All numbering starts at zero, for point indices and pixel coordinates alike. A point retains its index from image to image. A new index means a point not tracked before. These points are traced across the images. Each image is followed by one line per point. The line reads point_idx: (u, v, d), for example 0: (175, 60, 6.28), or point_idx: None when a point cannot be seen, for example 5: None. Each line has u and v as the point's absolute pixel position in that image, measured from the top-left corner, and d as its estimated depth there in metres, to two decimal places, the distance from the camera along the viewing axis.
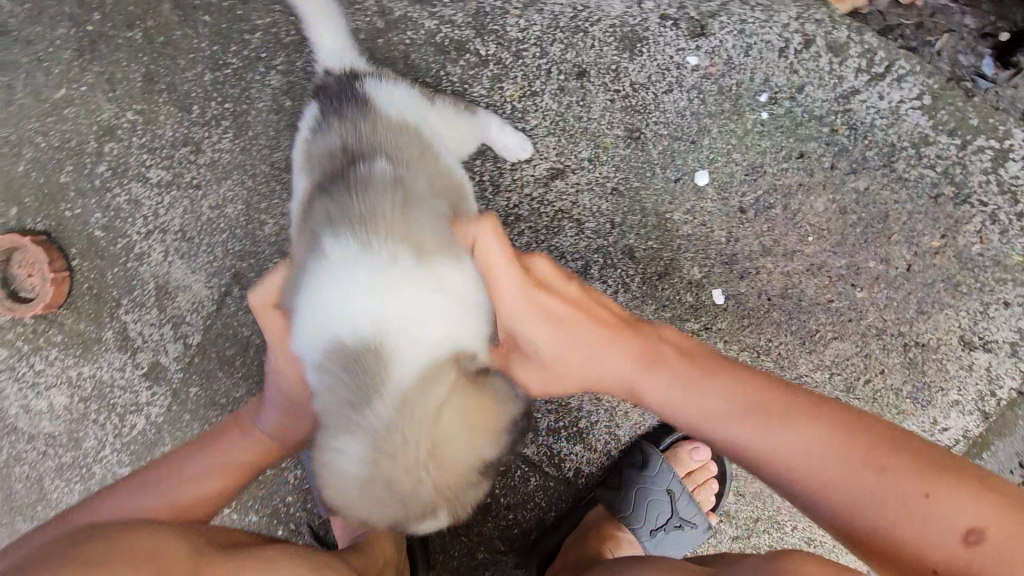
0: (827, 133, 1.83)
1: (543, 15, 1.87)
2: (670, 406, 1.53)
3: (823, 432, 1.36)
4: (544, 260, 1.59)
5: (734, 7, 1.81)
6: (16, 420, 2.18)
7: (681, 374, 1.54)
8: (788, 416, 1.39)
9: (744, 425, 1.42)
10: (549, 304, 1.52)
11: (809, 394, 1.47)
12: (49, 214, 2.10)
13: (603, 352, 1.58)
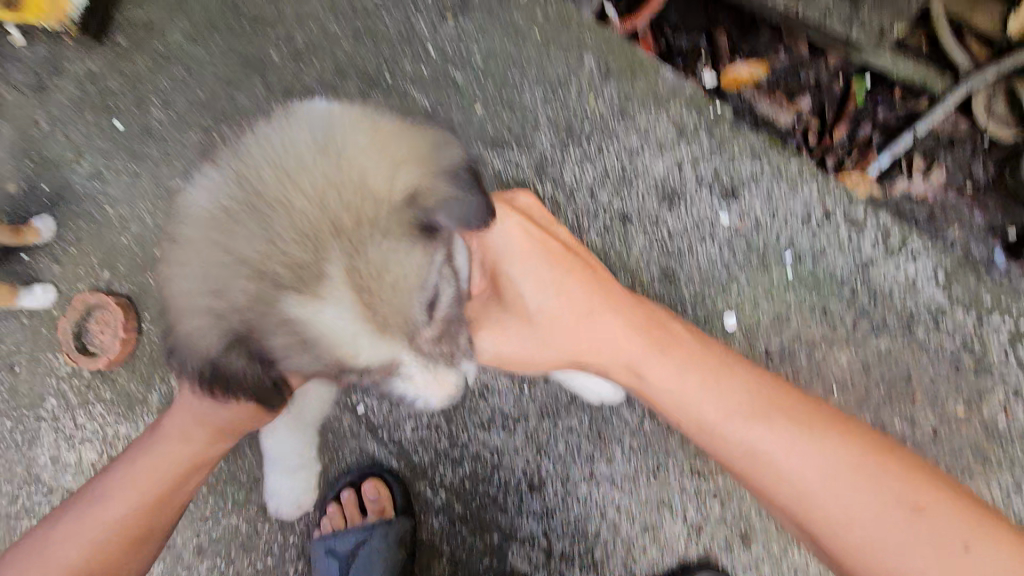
0: (848, 294, 1.98)
1: (596, 168, 2.17)
2: (687, 392, 1.65)
3: (835, 440, 1.52)
4: (533, 202, 1.76)
5: (765, 179, 2.07)
6: (41, 471, 2.28)
7: (699, 365, 1.68)
8: (782, 409, 1.58)
9: (744, 411, 1.57)
10: (542, 239, 1.66)
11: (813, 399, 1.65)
12: (135, 280, 2.34)
13: (605, 314, 1.70)
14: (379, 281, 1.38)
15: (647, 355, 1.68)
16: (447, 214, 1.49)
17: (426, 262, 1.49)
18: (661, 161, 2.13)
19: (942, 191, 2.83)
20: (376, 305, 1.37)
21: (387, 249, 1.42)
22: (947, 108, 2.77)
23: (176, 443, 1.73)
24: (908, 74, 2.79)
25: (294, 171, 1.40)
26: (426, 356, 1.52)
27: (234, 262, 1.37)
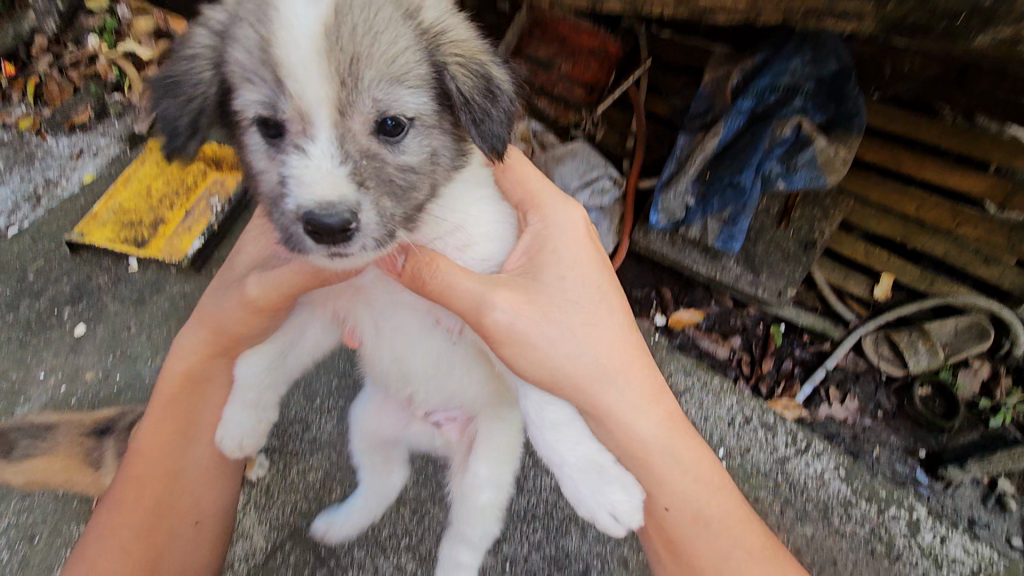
0: (772, 485, 2.29)
1: None
2: (678, 471, 1.72)
3: (775, 545, 1.75)
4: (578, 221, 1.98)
5: (696, 390, 2.55)
6: None
7: (690, 448, 1.79)
8: (742, 505, 1.80)
9: (714, 499, 1.76)
10: (595, 272, 1.85)
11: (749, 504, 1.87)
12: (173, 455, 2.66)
13: (636, 373, 1.78)
14: (371, 23, 1.49)
15: (663, 416, 1.78)
16: (461, 88, 1.68)
17: (399, 77, 1.52)
18: None
19: (858, 416, 3.38)
20: (349, 35, 1.44)
21: (394, 24, 1.55)
22: (845, 350, 3.49)
23: (173, 377, 1.99)
24: (809, 322, 3.62)
25: None
26: (341, 144, 1.45)
27: None
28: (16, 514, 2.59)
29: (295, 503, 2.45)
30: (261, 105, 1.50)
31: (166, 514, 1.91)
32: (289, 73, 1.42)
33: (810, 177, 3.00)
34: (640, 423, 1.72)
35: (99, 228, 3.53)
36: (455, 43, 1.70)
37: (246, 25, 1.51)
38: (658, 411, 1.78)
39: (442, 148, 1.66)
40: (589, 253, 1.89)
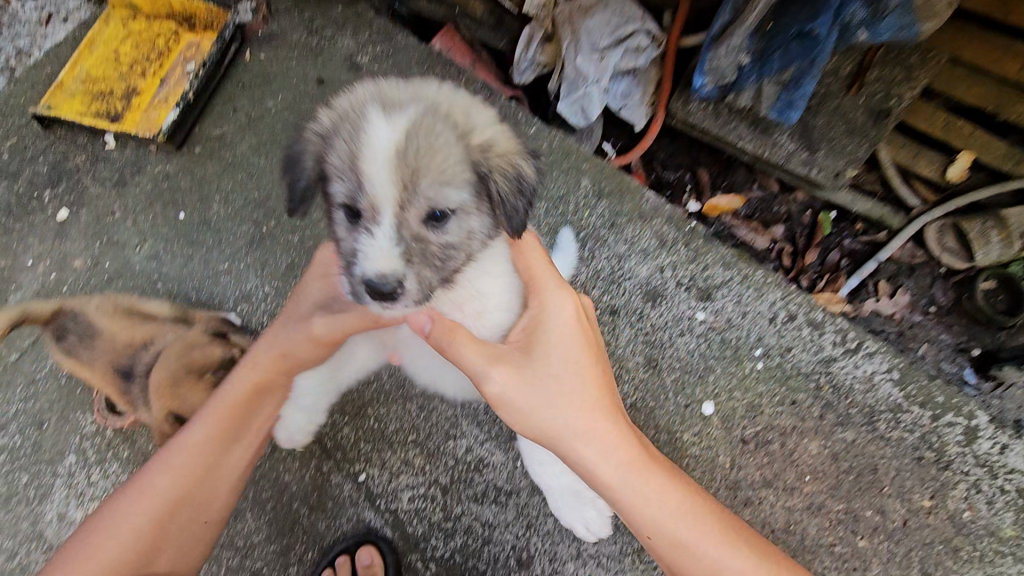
0: (813, 388, 2.06)
1: (588, 268, 2.35)
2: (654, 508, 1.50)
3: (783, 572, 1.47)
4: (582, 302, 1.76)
5: (735, 284, 2.24)
6: (44, 527, 2.32)
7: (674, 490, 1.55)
8: (740, 533, 1.53)
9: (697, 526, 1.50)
10: (588, 337, 1.64)
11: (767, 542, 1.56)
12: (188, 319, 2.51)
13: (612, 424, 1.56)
14: (430, 136, 1.38)
15: (653, 466, 1.57)
16: (503, 181, 1.51)
17: (456, 185, 1.41)
18: (644, 265, 2.32)
19: (908, 312, 3.08)
20: (411, 153, 1.35)
21: (449, 136, 1.43)
22: (902, 242, 3.10)
23: (237, 389, 1.74)
24: (865, 209, 3.19)
25: (445, 91, 1.58)
26: (400, 235, 1.36)
27: (375, 87, 1.54)
28: (22, 401, 2.53)
29: None
30: (348, 194, 1.42)
31: (178, 516, 1.70)
32: (370, 183, 1.35)
33: (900, 24, 2.41)
34: (628, 482, 1.52)
35: (68, 101, 3.13)
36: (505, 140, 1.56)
37: (339, 140, 1.45)
38: (645, 460, 1.57)
39: (480, 229, 1.50)
40: (585, 324, 1.66)
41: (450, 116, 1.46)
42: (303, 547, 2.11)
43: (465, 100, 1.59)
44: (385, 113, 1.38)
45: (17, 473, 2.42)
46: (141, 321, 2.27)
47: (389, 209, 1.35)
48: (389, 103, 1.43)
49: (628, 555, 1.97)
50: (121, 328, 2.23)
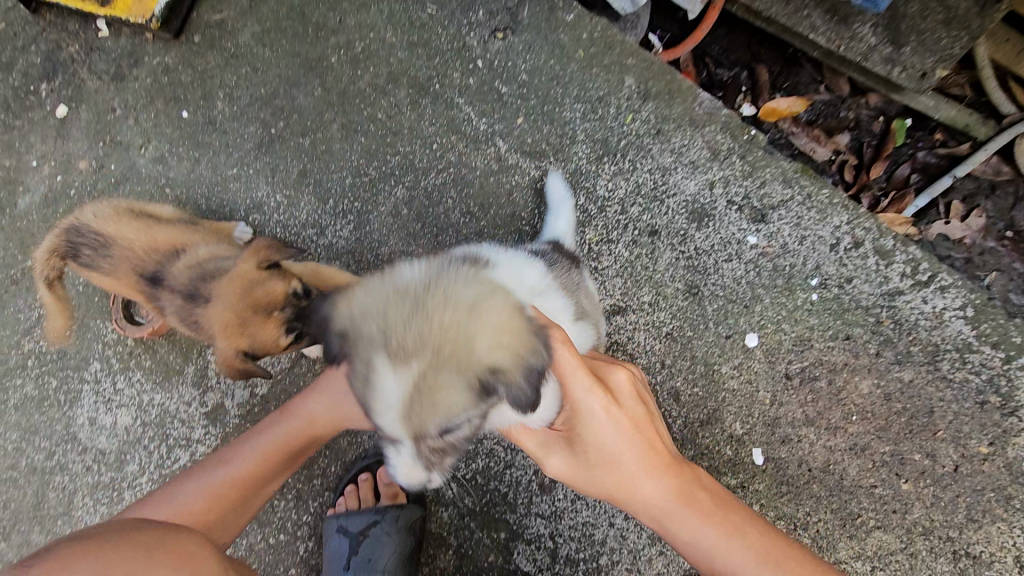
0: (872, 323, 1.86)
1: (628, 183, 2.11)
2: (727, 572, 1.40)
3: None
4: (625, 374, 1.48)
5: (795, 204, 1.98)
6: (79, 430, 2.39)
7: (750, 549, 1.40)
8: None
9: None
10: (626, 413, 1.43)
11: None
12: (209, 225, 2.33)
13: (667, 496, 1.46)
14: (425, 397, 1.28)
15: (724, 523, 1.44)
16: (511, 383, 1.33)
17: (461, 404, 1.33)
18: (691, 180, 2.06)
19: (982, 237, 2.47)
20: (413, 411, 1.29)
21: (444, 382, 1.29)
22: (989, 153, 2.48)
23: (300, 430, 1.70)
24: (952, 115, 2.50)
25: (442, 295, 1.33)
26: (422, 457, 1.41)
27: (370, 305, 1.37)
28: (43, 308, 2.52)
29: None
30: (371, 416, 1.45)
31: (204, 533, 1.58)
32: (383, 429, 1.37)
33: None
34: (704, 547, 1.43)
35: None
36: (496, 295, 1.39)
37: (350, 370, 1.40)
38: (714, 513, 1.46)
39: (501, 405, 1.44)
40: (620, 394, 1.45)
41: (433, 302, 1.32)
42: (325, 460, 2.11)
43: (465, 306, 1.33)
44: (382, 374, 1.28)
45: (47, 377, 2.46)
46: (158, 227, 2.10)
47: (406, 438, 1.34)
48: (379, 354, 1.28)
49: None
50: (139, 235, 2.07)
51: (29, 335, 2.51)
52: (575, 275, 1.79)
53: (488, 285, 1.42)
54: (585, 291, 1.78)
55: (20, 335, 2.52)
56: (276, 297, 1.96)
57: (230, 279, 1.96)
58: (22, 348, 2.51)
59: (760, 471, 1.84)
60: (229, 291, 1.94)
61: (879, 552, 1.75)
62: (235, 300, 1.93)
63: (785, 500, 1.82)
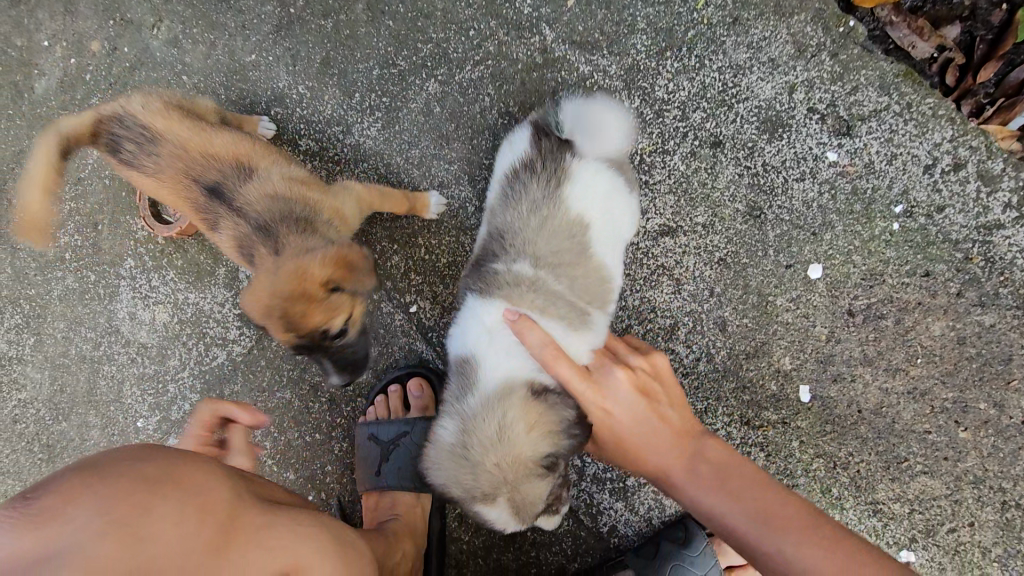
0: (960, 260, 1.64)
1: (693, 83, 1.82)
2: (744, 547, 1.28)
3: None
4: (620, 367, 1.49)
5: (890, 116, 1.68)
6: (121, 324, 2.45)
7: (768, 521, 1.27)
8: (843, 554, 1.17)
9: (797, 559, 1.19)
10: (619, 399, 1.45)
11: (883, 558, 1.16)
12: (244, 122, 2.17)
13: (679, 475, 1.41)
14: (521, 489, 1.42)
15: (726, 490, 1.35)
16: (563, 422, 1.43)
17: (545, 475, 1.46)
18: (769, 82, 1.77)
19: None
20: (525, 505, 1.43)
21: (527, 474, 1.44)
22: None
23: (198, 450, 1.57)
24: None
25: (471, 426, 1.47)
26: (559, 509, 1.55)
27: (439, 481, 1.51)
28: (74, 201, 2.49)
29: None
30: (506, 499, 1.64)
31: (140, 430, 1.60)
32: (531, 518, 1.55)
33: None
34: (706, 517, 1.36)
35: None
36: (503, 413, 1.46)
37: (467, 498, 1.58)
38: (717, 480, 1.37)
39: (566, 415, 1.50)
40: (612, 382, 1.47)
41: (466, 443, 1.45)
42: (359, 368, 2.13)
43: (487, 413, 1.46)
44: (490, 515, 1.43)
45: (85, 271, 2.48)
46: (215, 130, 1.87)
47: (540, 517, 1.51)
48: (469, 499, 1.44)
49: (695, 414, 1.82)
50: (192, 138, 1.83)
51: (63, 229, 2.51)
52: (539, 223, 1.59)
53: (495, 401, 1.48)
54: (558, 257, 1.57)
55: (55, 228, 2.52)
56: (307, 323, 1.71)
57: (282, 259, 1.74)
58: (58, 242, 2.52)
59: (805, 409, 1.75)
60: (277, 276, 1.71)
61: (921, 496, 1.69)
62: (266, 291, 1.70)
63: (828, 439, 1.74)
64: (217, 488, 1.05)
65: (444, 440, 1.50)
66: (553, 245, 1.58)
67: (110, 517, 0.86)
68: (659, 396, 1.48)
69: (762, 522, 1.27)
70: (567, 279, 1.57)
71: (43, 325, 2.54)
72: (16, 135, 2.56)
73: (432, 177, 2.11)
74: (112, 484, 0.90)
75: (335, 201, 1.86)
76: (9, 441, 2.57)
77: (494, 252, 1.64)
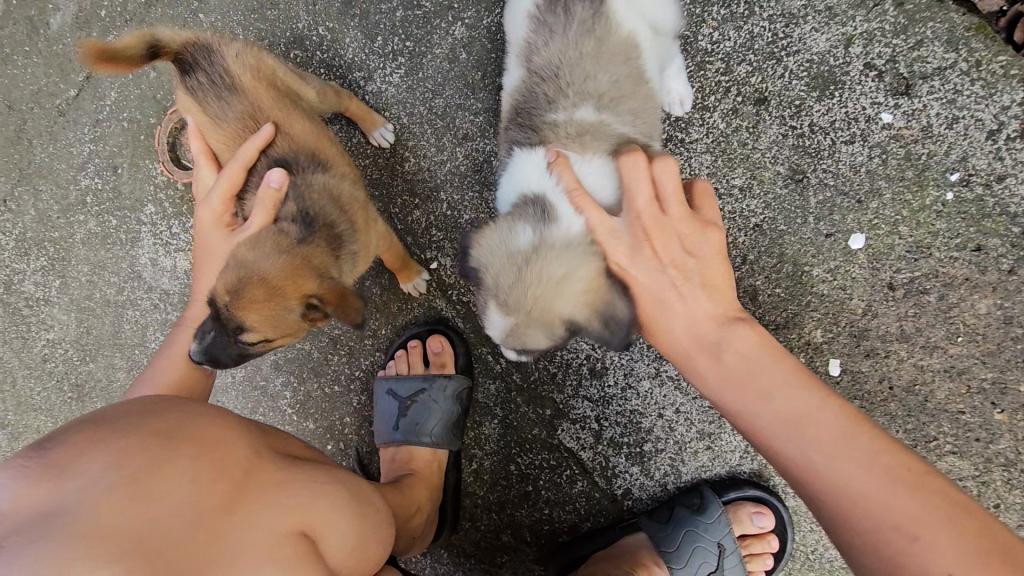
0: (1017, 234, 1.54)
1: (740, 33, 1.69)
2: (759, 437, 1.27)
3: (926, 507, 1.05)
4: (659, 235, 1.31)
5: (956, 73, 1.55)
6: (143, 269, 2.46)
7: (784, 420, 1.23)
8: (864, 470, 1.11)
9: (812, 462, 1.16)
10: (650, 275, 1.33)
11: (914, 479, 1.09)
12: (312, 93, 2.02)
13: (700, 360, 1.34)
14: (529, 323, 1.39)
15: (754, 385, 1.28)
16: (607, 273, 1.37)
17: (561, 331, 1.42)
18: (823, 34, 1.63)
19: None
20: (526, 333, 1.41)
21: (545, 323, 1.39)
22: None
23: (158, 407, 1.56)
24: None
25: (519, 254, 1.39)
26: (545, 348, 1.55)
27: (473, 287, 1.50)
28: (93, 143, 2.46)
29: (365, 170, 2.11)
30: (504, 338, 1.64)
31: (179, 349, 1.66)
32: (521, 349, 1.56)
33: None
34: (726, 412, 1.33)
35: None
36: (557, 253, 1.37)
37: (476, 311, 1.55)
38: (748, 373, 1.29)
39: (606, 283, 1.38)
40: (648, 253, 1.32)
41: (514, 262, 1.39)
42: (377, 322, 2.11)
43: (539, 248, 1.37)
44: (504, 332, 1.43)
45: (106, 216, 2.48)
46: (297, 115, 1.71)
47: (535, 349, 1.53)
48: (493, 313, 1.43)
49: None
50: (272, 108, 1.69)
51: (84, 171, 2.49)
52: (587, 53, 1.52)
53: (558, 253, 1.37)
54: (620, 89, 1.51)
55: (76, 170, 2.50)
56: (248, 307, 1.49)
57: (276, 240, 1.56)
58: (79, 184, 2.50)
59: (833, 383, 1.70)
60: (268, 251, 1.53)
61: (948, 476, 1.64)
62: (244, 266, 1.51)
63: None
64: (230, 445, 1.06)
65: (489, 259, 1.44)
66: (612, 77, 1.52)
67: (118, 473, 0.87)
68: (693, 272, 1.34)
69: (790, 432, 1.21)
70: (630, 116, 1.52)
71: (67, 267, 2.56)
72: (32, 73, 2.50)
73: (456, 128, 2.02)
74: (121, 439, 0.92)
75: (367, 245, 1.73)
76: (40, 378, 2.65)
77: (543, 91, 1.55)
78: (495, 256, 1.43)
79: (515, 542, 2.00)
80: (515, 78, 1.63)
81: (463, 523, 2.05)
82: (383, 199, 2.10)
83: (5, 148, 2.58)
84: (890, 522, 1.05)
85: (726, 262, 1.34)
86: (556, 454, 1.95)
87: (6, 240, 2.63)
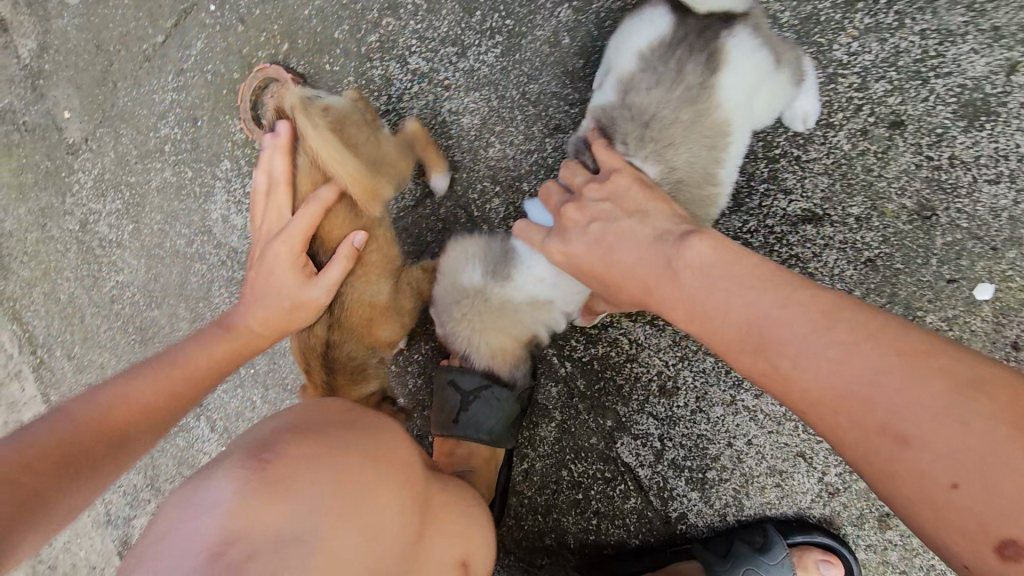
0: None
1: (884, 47, 1.52)
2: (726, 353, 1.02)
3: (930, 397, 0.74)
4: (578, 178, 1.43)
5: None
6: (214, 225, 2.47)
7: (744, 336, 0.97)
8: (850, 368, 0.82)
9: (769, 375, 0.93)
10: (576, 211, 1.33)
11: (913, 354, 0.78)
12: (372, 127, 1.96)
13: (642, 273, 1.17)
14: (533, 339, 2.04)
15: (717, 313, 1.02)
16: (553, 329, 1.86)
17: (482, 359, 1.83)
18: (984, 57, 1.45)
19: None
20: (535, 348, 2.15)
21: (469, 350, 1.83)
22: None
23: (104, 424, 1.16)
24: None
25: (463, 299, 1.79)
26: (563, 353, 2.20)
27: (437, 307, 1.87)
28: (176, 92, 2.45)
29: (447, 151, 2.04)
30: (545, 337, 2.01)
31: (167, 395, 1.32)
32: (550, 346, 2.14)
33: None
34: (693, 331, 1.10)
35: None
36: (487, 306, 1.76)
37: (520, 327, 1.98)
38: (705, 285, 1.05)
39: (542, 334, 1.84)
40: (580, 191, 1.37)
41: (458, 301, 1.80)
42: None
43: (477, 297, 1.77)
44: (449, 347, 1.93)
45: (183, 167, 2.48)
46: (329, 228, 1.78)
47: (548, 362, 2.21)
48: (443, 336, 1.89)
49: (795, 419, 1.70)
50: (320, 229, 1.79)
51: (164, 120, 2.49)
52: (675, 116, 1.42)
53: (492, 314, 1.76)
54: (690, 173, 1.45)
55: (157, 118, 2.50)
56: None
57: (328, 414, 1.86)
58: (158, 132, 2.51)
59: None
60: None
61: None
62: None
63: None
64: (401, 465, 1.25)
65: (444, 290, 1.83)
66: (691, 156, 1.44)
67: (335, 501, 1.04)
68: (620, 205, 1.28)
69: (751, 345, 0.95)
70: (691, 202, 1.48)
71: (141, 213, 2.60)
72: (123, 15, 2.49)
73: (548, 118, 1.92)
74: (326, 465, 1.08)
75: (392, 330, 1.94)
76: (107, 317, 2.73)
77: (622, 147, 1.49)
78: (450, 289, 1.82)
79: (558, 547, 1.97)
80: (607, 97, 1.52)
81: (507, 521, 2.03)
82: (463, 183, 2.03)
83: (90, 88, 2.59)
84: (874, 422, 0.78)
85: (645, 188, 1.28)
86: (611, 466, 1.89)
87: (85, 179, 2.68)
